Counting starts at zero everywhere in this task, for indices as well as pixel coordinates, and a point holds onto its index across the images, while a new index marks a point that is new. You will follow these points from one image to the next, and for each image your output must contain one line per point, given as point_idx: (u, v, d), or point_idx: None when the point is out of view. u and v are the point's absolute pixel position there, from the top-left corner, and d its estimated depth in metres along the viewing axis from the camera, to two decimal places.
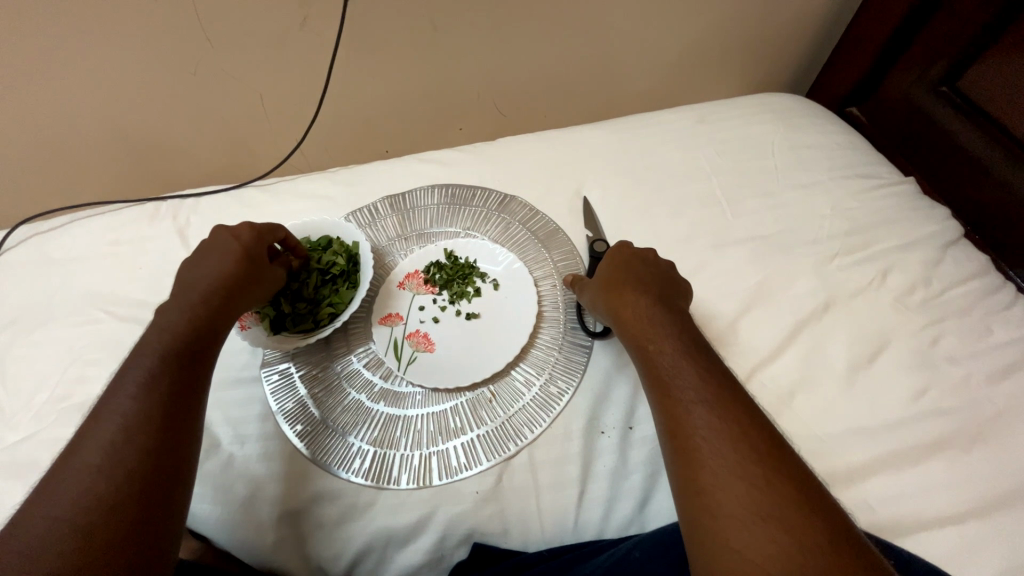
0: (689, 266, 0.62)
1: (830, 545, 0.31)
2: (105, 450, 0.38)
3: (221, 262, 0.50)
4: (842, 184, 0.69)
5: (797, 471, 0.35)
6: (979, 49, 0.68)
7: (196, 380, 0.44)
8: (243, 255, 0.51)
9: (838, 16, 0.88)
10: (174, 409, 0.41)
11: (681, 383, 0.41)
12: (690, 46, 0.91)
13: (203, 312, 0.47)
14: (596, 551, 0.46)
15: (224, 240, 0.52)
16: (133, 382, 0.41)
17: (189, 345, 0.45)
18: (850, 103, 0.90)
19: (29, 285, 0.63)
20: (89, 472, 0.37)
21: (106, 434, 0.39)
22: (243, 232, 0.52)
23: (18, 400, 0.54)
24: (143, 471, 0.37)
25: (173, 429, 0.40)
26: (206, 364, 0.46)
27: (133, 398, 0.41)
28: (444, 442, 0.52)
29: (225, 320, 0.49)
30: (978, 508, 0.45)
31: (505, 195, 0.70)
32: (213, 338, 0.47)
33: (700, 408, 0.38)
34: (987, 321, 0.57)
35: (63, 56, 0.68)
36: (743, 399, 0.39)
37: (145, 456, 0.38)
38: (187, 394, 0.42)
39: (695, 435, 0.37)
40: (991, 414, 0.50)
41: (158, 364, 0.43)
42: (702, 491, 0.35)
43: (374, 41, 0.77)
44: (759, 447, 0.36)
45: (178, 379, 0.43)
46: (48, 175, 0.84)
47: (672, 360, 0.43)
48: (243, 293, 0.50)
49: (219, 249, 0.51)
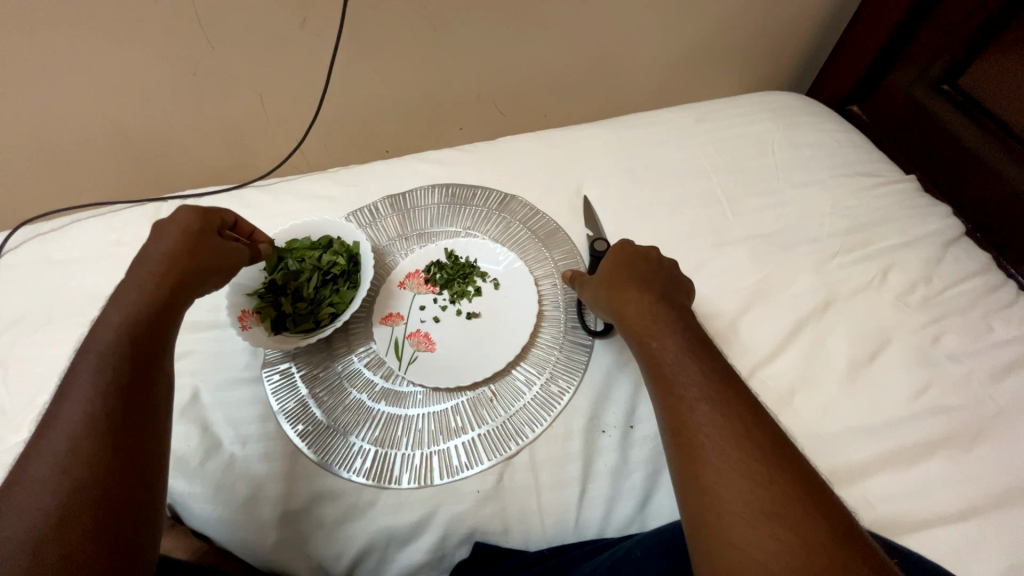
0: (690, 265, 0.62)
1: (832, 543, 0.31)
2: (57, 461, 0.36)
3: (165, 244, 0.50)
4: (843, 182, 0.69)
5: (800, 469, 0.35)
6: (980, 47, 0.68)
7: (151, 378, 0.42)
8: (192, 232, 0.51)
9: (838, 14, 0.88)
10: (127, 410, 0.39)
11: (684, 380, 0.41)
12: (690, 45, 0.91)
13: (154, 304, 0.45)
14: (597, 550, 0.46)
15: (164, 226, 0.51)
16: (83, 388, 0.39)
17: (142, 343, 0.43)
18: (850, 101, 0.90)
19: (30, 286, 0.63)
20: (42, 484, 0.35)
21: (56, 444, 0.37)
22: (187, 211, 0.53)
23: (22, 400, 0.54)
24: (100, 478, 0.36)
25: (128, 431, 0.38)
26: (161, 361, 0.44)
27: (83, 403, 0.39)
28: (445, 441, 0.52)
29: (178, 306, 0.48)
30: (980, 506, 0.45)
31: (505, 195, 0.70)
32: (164, 332, 0.45)
33: (704, 405, 0.38)
34: (989, 318, 0.57)
35: (63, 57, 0.68)
36: (746, 397, 0.39)
37: (100, 462, 0.36)
38: (138, 393, 0.41)
39: (698, 433, 0.37)
40: (993, 412, 0.50)
41: (109, 365, 0.41)
42: (705, 489, 0.35)
43: (374, 41, 0.77)
44: (762, 444, 0.36)
45: (131, 379, 0.41)
46: (50, 176, 0.84)
47: (674, 356, 0.43)
48: (200, 268, 0.50)
49: (163, 234, 0.51)
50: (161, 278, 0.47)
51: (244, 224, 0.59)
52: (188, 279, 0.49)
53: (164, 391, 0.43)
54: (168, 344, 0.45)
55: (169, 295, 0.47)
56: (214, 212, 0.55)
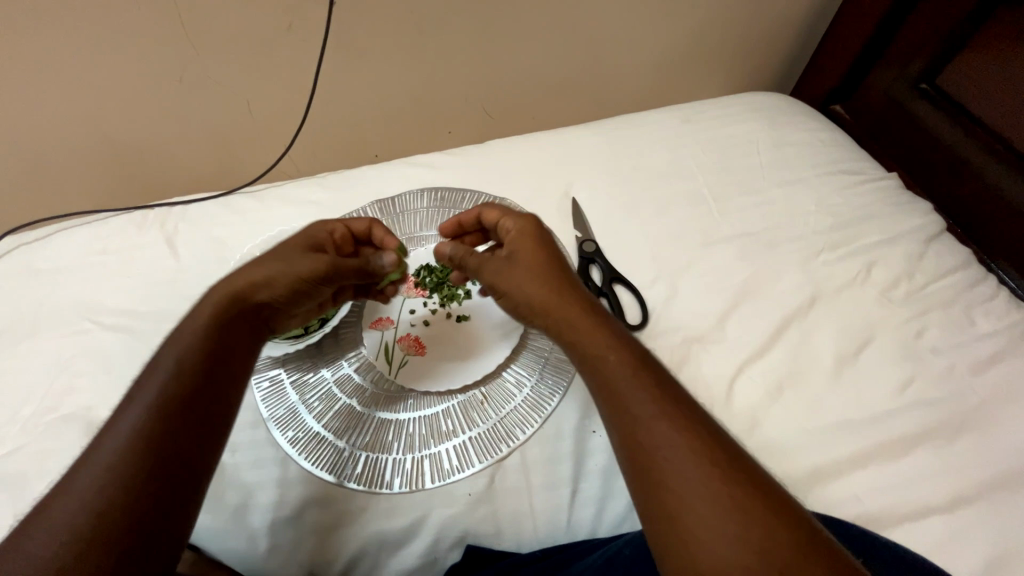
0: (677, 265, 0.62)
1: (799, 563, 0.30)
2: (99, 477, 0.35)
3: (274, 260, 0.50)
4: (826, 181, 0.70)
5: (762, 482, 0.34)
6: (957, 45, 0.69)
7: (210, 402, 0.40)
8: (296, 248, 0.52)
9: (819, 15, 0.89)
10: (180, 436, 0.38)
11: (634, 398, 0.38)
12: (676, 47, 0.92)
13: (224, 314, 0.45)
14: (588, 550, 0.46)
15: (293, 242, 0.53)
16: (143, 401, 0.38)
17: (209, 361, 0.42)
18: (833, 100, 0.91)
19: (15, 296, 0.63)
20: (77, 503, 0.34)
21: (102, 459, 0.36)
22: (311, 227, 0.56)
23: (6, 413, 0.53)
24: (134, 508, 0.34)
25: (174, 459, 0.37)
26: (229, 384, 0.42)
27: (138, 419, 0.37)
28: (436, 445, 0.52)
29: (248, 320, 0.46)
30: (965, 497, 0.46)
31: (494, 198, 0.70)
32: (234, 351, 0.44)
33: (661, 424, 0.36)
34: (970, 312, 0.58)
35: (45, 64, 0.68)
36: (696, 409, 0.38)
37: (136, 489, 0.35)
38: (195, 417, 0.39)
39: (658, 456, 0.35)
40: (975, 404, 0.51)
41: (171, 382, 0.39)
42: (672, 517, 0.33)
43: (361, 46, 0.77)
44: (720, 462, 0.34)
45: (194, 389, 0.40)
46: (34, 184, 0.83)
47: (621, 370, 0.40)
48: (276, 273, 0.48)
49: (281, 249, 0.51)
50: (229, 285, 0.46)
51: (376, 232, 0.59)
52: (255, 284, 0.47)
53: (226, 418, 0.41)
54: (241, 365, 0.44)
55: (237, 303, 0.46)
56: (333, 223, 0.57)
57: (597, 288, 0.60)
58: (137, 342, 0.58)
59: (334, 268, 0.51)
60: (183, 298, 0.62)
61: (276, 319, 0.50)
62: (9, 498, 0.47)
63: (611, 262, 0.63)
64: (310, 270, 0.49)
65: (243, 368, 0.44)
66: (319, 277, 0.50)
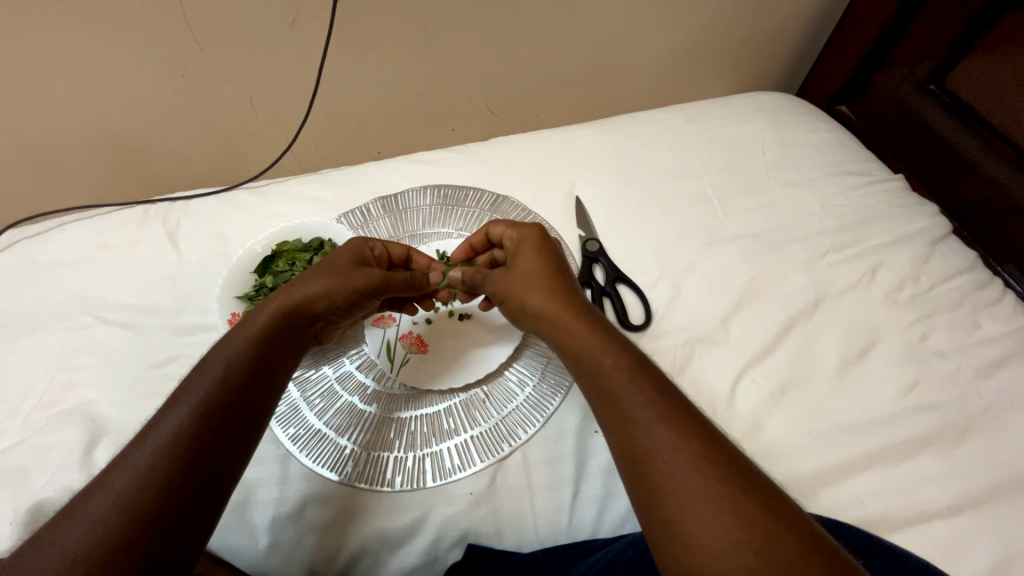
0: (682, 265, 0.62)
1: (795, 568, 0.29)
2: (137, 473, 0.35)
3: (322, 276, 0.51)
4: (831, 182, 0.70)
5: (758, 486, 0.34)
6: (963, 47, 0.69)
7: (249, 406, 0.42)
8: (341, 264, 0.53)
9: (826, 14, 0.89)
10: (214, 439, 0.39)
11: (631, 407, 0.38)
12: (681, 44, 0.91)
13: (273, 326, 0.46)
14: (589, 550, 0.45)
15: (339, 258, 0.54)
16: (187, 402, 0.39)
17: (251, 369, 0.43)
18: (839, 101, 0.90)
19: (17, 290, 0.63)
20: (113, 496, 0.34)
21: (141, 455, 0.36)
22: (355, 241, 0.57)
23: (6, 407, 0.53)
24: (165, 506, 0.35)
25: (208, 460, 0.38)
26: (267, 392, 0.44)
27: (179, 419, 0.38)
28: (437, 443, 0.52)
29: (294, 332, 0.48)
30: (969, 501, 0.46)
31: (497, 195, 0.70)
32: (276, 361, 0.45)
33: (658, 426, 0.37)
34: (975, 315, 0.58)
35: (49, 58, 0.67)
36: (699, 418, 0.38)
37: (170, 487, 0.35)
38: (235, 421, 0.40)
39: (656, 461, 0.35)
40: (980, 407, 0.51)
41: (214, 386, 0.41)
42: (672, 521, 0.33)
43: (365, 41, 0.77)
44: (718, 467, 0.34)
45: (235, 400, 0.41)
46: (35, 177, 0.83)
47: (617, 378, 0.40)
48: (331, 287, 0.50)
49: (328, 264, 0.53)
50: (287, 299, 0.48)
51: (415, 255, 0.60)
52: (311, 299, 0.49)
53: (260, 426, 0.42)
54: (280, 374, 0.45)
55: (287, 315, 0.47)
56: (375, 241, 0.58)
57: (600, 288, 0.60)
58: (137, 337, 0.57)
59: (387, 285, 0.53)
60: (183, 294, 0.62)
61: (323, 327, 0.52)
62: (8, 492, 0.47)
63: (613, 261, 0.63)
64: (365, 285, 0.51)
65: (281, 376, 0.45)
66: (371, 291, 0.52)
